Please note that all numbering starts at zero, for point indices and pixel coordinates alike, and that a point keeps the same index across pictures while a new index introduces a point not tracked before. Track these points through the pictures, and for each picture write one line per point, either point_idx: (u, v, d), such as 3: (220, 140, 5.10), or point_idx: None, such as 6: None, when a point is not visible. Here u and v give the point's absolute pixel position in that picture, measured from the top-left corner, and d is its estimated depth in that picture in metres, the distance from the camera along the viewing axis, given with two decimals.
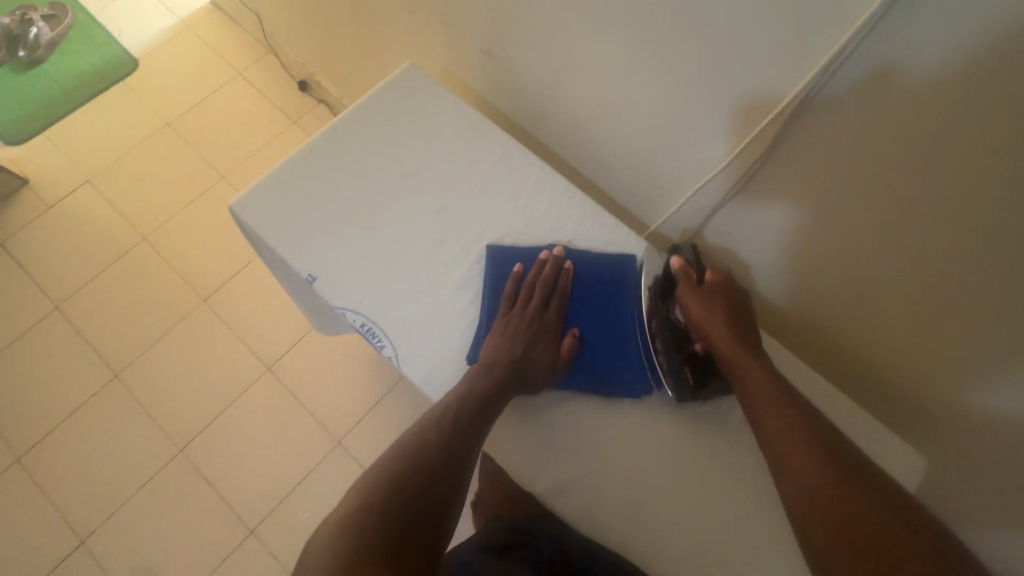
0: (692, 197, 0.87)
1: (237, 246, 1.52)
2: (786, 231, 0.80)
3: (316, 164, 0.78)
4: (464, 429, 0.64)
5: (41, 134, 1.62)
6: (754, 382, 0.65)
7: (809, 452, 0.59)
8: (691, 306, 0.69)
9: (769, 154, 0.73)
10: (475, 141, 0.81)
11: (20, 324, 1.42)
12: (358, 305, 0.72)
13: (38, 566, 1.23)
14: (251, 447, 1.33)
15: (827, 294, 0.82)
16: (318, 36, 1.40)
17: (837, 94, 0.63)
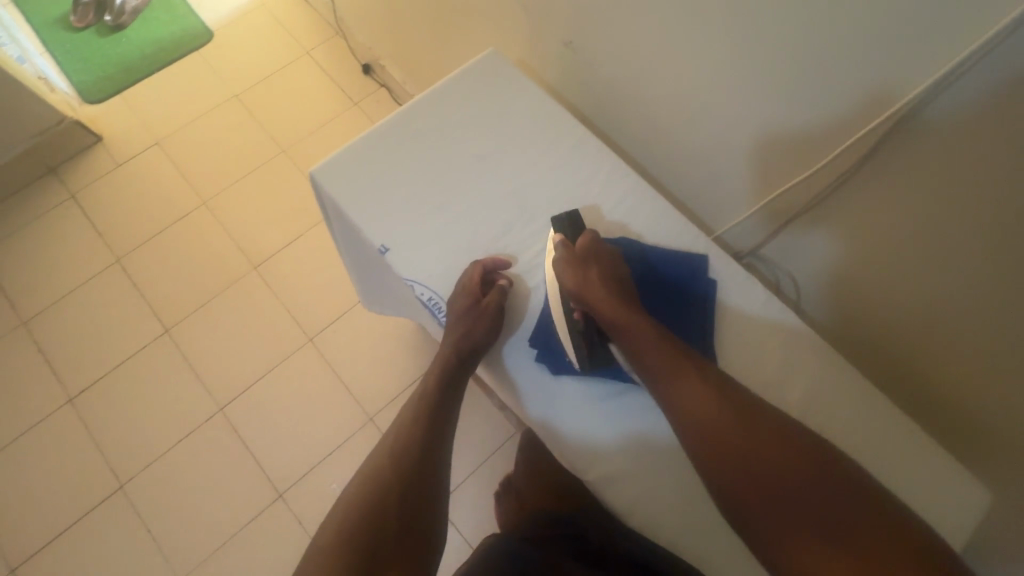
0: (760, 206, 0.86)
1: (291, 218, 1.56)
2: (859, 248, 0.78)
3: (396, 140, 0.80)
4: (429, 429, 0.70)
5: (118, 96, 1.70)
6: (634, 333, 0.68)
7: (699, 393, 0.63)
8: (569, 278, 0.71)
9: (858, 169, 0.71)
10: (550, 130, 0.82)
11: (84, 273, 1.50)
12: (428, 279, 0.74)
13: (79, 504, 1.29)
14: (286, 413, 1.37)
15: (897, 319, 0.79)
16: (391, 21, 1.44)
17: (942, 112, 0.60)
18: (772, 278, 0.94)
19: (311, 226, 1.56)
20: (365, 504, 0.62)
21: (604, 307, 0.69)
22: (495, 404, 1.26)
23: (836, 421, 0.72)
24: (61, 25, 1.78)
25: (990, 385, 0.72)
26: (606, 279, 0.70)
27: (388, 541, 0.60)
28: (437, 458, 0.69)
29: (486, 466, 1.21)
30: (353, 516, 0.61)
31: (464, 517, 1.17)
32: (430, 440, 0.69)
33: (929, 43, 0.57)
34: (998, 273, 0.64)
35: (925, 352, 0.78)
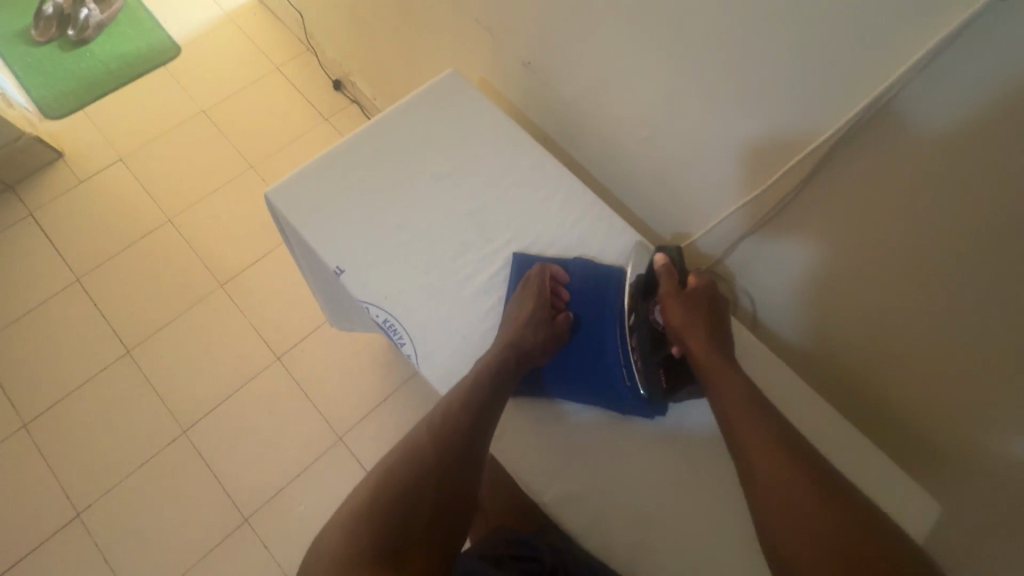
0: (716, 225, 0.88)
1: (260, 235, 1.54)
2: (806, 265, 0.80)
3: (353, 160, 0.80)
4: (468, 432, 0.63)
5: (80, 111, 1.67)
6: (722, 381, 0.64)
7: (761, 431, 0.59)
8: (672, 311, 0.69)
9: (803, 187, 0.73)
10: (509, 150, 0.83)
11: (42, 293, 1.45)
12: (383, 301, 0.73)
13: (32, 534, 1.23)
14: (252, 435, 1.34)
15: (848, 335, 0.81)
16: (360, 38, 1.45)
17: (880, 131, 0.62)
18: (728, 295, 0.96)
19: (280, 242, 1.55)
20: (393, 503, 0.55)
21: (693, 347, 0.67)
22: None
23: None
24: (22, 39, 1.74)
25: (938, 397, 0.74)
26: (711, 320, 0.68)
27: (418, 545, 0.54)
28: (476, 464, 0.62)
29: None
30: (378, 519, 0.54)
31: None
32: (469, 440, 0.63)
33: (866, 65, 0.59)
34: (937, 286, 0.66)
35: (877, 367, 0.80)
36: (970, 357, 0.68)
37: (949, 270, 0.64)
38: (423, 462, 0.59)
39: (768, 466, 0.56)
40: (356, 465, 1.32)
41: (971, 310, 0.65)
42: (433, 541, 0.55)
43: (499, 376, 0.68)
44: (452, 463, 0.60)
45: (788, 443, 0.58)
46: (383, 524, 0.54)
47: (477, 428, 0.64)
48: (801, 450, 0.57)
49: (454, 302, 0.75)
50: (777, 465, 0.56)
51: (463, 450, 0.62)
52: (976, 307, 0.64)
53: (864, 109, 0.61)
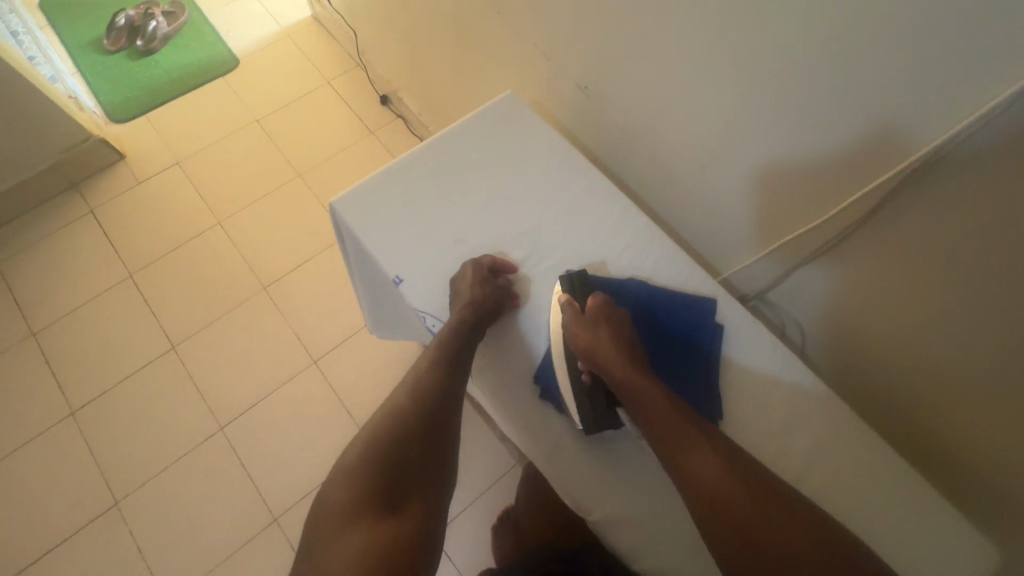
0: (766, 255, 0.88)
1: (303, 241, 1.59)
2: (859, 301, 0.79)
3: (413, 173, 0.82)
4: (442, 384, 0.71)
5: (142, 116, 1.76)
6: (643, 397, 0.66)
7: (700, 451, 0.61)
8: (577, 334, 0.71)
9: (864, 222, 0.72)
10: (565, 171, 0.85)
11: (96, 287, 1.52)
12: (439, 311, 0.75)
13: (72, 520, 1.27)
14: (286, 435, 1.37)
15: (900, 372, 0.79)
16: (412, 57, 1.51)
17: (943, 175, 0.62)
18: (775, 321, 0.95)
19: (322, 249, 1.59)
20: (379, 457, 0.65)
21: (608, 369, 0.68)
22: (495, 435, 1.26)
23: (840, 473, 0.72)
24: (94, 48, 1.86)
25: (993, 444, 0.72)
26: (614, 335, 0.70)
27: (408, 482, 0.64)
28: (451, 411, 0.71)
29: (483, 497, 1.20)
30: (368, 472, 0.64)
31: (458, 551, 1.15)
32: (443, 392, 0.70)
33: (937, 108, 0.59)
34: (1006, 336, 0.64)
35: (933, 408, 0.77)
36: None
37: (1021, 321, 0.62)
38: (401, 421, 0.68)
39: (712, 484, 0.59)
40: None
41: None
42: (422, 476, 0.65)
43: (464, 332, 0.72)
44: (429, 416, 0.69)
45: (727, 461, 0.61)
46: (374, 475, 0.64)
47: (450, 386, 0.71)
48: (730, 449, 0.62)
49: None
50: (718, 478, 0.59)
51: (436, 418, 0.69)
52: None
53: (934, 150, 0.60)
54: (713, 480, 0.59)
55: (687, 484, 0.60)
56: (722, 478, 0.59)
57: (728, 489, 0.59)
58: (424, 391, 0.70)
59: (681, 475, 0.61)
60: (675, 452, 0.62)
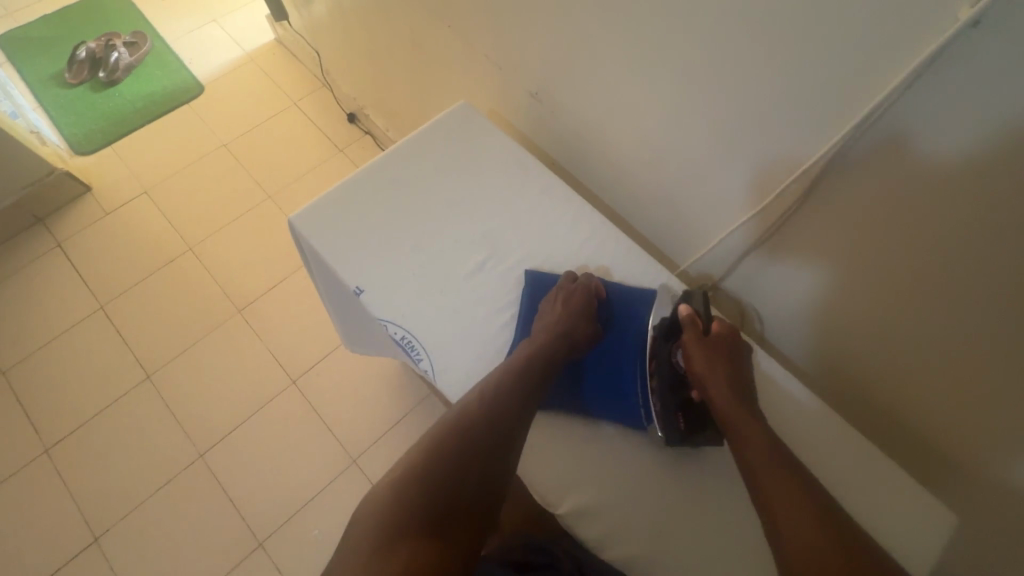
0: (719, 243, 0.90)
1: (277, 262, 1.59)
2: (808, 281, 0.82)
3: (370, 185, 0.83)
4: (512, 411, 0.65)
5: (107, 146, 1.75)
6: (742, 422, 0.64)
7: (788, 487, 0.57)
8: (693, 354, 0.70)
9: (803, 202, 0.75)
10: (519, 173, 0.86)
11: (66, 321, 1.50)
12: (401, 319, 0.75)
13: (50, 560, 1.24)
14: (268, 457, 1.36)
15: (853, 348, 0.82)
16: (375, 74, 1.53)
17: (867, 151, 0.65)
18: (736, 307, 0.97)
19: (295, 268, 1.59)
20: (433, 467, 0.58)
21: (716, 391, 0.67)
22: None
23: None
24: (56, 82, 1.85)
25: (941, 408, 0.75)
26: (731, 370, 0.69)
27: (457, 508, 0.56)
28: (514, 443, 0.63)
29: None
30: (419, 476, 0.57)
31: None
32: (510, 419, 0.64)
33: (854, 89, 0.61)
34: (941, 299, 0.67)
35: (883, 379, 0.81)
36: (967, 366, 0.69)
37: (949, 284, 0.65)
38: (463, 434, 0.61)
39: (778, 499, 0.57)
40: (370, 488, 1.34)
41: (970, 324, 0.66)
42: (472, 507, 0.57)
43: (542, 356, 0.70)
44: (492, 440, 0.62)
45: (822, 507, 0.56)
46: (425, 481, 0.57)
47: (519, 414, 0.65)
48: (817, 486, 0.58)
49: (472, 320, 0.76)
50: (784, 496, 0.57)
51: (498, 441, 0.62)
52: (973, 319, 0.65)
53: (855, 126, 0.63)
54: (783, 500, 0.57)
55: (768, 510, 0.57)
56: (809, 514, 0.55)
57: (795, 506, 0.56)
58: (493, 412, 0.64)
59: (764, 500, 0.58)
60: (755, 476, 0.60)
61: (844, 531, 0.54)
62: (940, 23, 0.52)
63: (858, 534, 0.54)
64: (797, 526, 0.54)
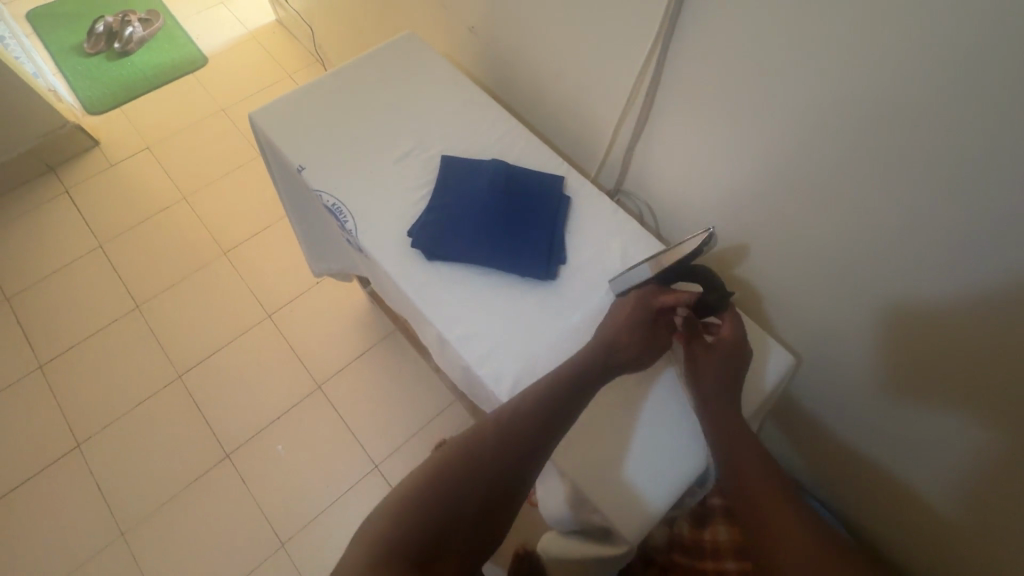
0: (617, 137, 0.95)
1: (262, 212, 1.73)
2: (693, 164, 0.86)
3: (320, 86, 0.93)
4: (532, 441, 0.63)
5: (117, 108, 1.92)
6: (734, 432, 0.67)
7: (773, 493, 0.63)
8: (703, 367, 0.70)
9: (664, 76, 0.81)
10: (450, 77, 0.95)
11: (68, 256, 1.64)
12: (334, 190, 0.83)
13: (36, 461, 1.36)
14: (239, 380, 1.47)
15: (735, 228, 0.86)
16: (357, 44, 1.69)
17: (702, 12, 0.70)
18: (637, 211, 1.02)
19: (278, 218, 1.73)
20: (439, 502, 0.57)
21: (714, 405, 0.69)
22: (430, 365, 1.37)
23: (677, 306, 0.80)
24: (75, 52, 2.03)
25: (809, 273, 0.80)
26: (729, 383, 0.70)
27: (456, 541, 0.57)
28: (527, 474, 0.62)
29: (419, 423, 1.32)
30: (426, 507, 0.57)
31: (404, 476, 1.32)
32: (527, 449, 0.63)
33: None
34: (792, 154, 0.71)
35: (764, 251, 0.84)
36: (821, 225, 0.74)
37: (789, 137, 0.70)
38: (476, 467, 0.60)
39: (762, 502, 0.62)
40: (332, 412, 1.44)
41: (817, 178, 0.70)
42: (471, 540, 0.57)
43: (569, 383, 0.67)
44: (505, 473, 0.61)
45: (801, 513, 0.62)
46: (429, 516, 0.56)
47: (539, 445, 0.63)
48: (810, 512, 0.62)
49: (396, 192, 0.83)
50: (768, 500, 0.62)
51: (510, 474, 0.61)
52: (815, 167, 0.70)
53: (687, 14, 0.72)
54: (768, 505, 0.62)
55: (751, 512, 0.63)
56: (792, 523, 0.61)
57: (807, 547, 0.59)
58: (511, 440, 0.63)
59: (749, 504, 0.63)
60: (740, 479, 0.65)
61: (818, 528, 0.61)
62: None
63: (827, 527, 0.61)
64: (778, 526, 0.60)
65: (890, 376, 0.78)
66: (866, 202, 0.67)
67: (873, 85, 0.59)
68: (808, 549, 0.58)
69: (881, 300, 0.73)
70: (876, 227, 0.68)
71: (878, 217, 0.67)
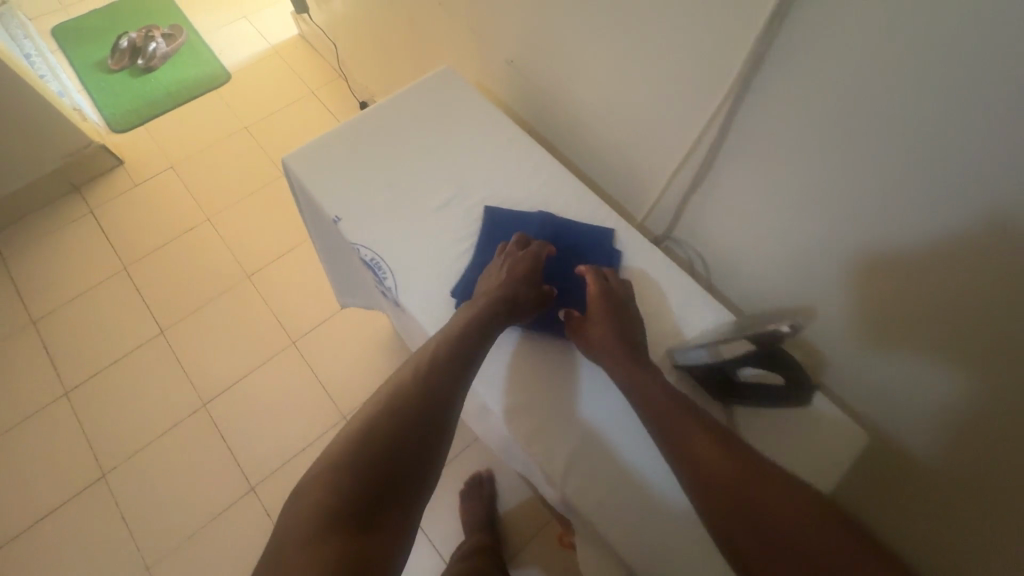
0: (670, 185, 0.90)
1: (285, 234, 1.70)
2: (756, 217, 0.81)
3: (354, 125, 0.89)
4: (444, 378, 0.64)
5: (140, 126, 1.91)
6: (636, 375, 0.68)
7: (701, 434, 0.62)
8: (593, 322, 0.73)
9: (733, 126, 0.75)
10: (493, 118, 0.90)
11: (94, 278, 1.63)
12: (372, 243, 0.79)
13: (63, 491, 1.35)
14: (265, 409, 1.45)
15: (799, 286, 0.81)
16: (384, 63, 1.65)
17: (783, 66, 0.65)
18: (686, 259, 0.98)
19: (302, 239, 1.70)
20: (361, 450, 0.55)
21: (608, 351, 0.71)
22: None
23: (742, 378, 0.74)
24: (99, 68, 2.02)
25: (881, 341, 0.74)
26: (618, 327, 0.72)
27: (387, 483, 0.54)
28: (446, 405, 0.62)
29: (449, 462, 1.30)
30: (348, 461, 0.55)
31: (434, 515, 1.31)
32: (441, 385, 0.63)
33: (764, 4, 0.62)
34: (878, 219, 0.66)
35: (828, 313, 0.79)
36: (905, 295, 0.68)
37: (874, 201, 0.65)
38: (394, 410, 0.60)
39: (692, 445, 0.62)
40: None
41: (905, 246, 0.65)
42: (402, 482, 0.55)
43: (473, 322, 0.69)
44: (423, 410, 0.61)
45: (727, 444, 0.61)
46: (356, 471, 0.54)
47: (453, 381, 0.64)
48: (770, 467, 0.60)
49: (438, 246, 0.79)
50: (696, 442, 0.62)
51: (431, 408, 0.61)
52: (905, 233, 0.64)
53: (758, 64, 0.67)
54: (693, 446, 0.62)
55: (685, 459, 0.61)
56: (723, 459, 0.60)
57: (783, 513, 0.55)
58: (424, 380, 0.64)
59: (682, 452, 0.62)
60: (658, 416, 0.65)
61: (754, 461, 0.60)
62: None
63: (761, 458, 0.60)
64: (712, 465, 0.60)
65: (973, 456, 0.72)
66: (964, 276, 0.61)
67: (985, 160, 0.54)
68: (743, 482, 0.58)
69: (955, 372, 0.68)
70: (971, 302, 0.62)
71: (968, 288, 0.62)
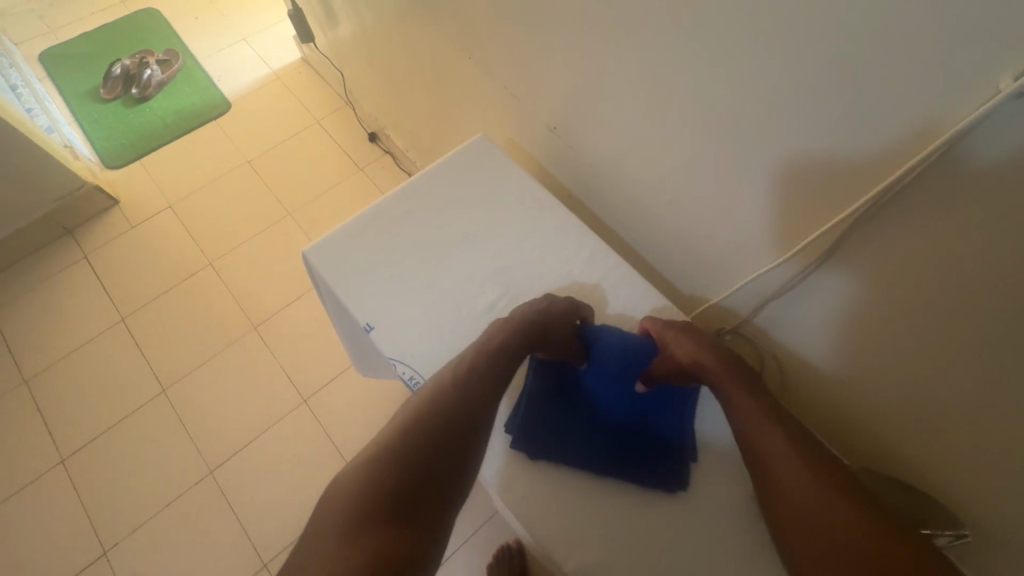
0: (746, 284, 0.82)
1: (293, 280, 1.61)
2: (844, 333, 0.73)
3: (387, 223, 0.88)
4: (475, 393, 0.68)
5: (136, 161, 1.80)
6: (730, 387, 0.69)
7: (776, 436, 0.64)
8: (674, 338, 0.75)
9: (842, 242, 0.65)
10: (534, 213, 0.90)
11: (89, 331, 1.53)
12: (408, 358, 0.78)
13: (59, 571, 1.25)
14: (276, 477, 1.35)
15: (889, 404, 0.72)
16: (397, 98, 1.55)
17: (926, 196, 0.55)
18: (756, 353, 0.90)
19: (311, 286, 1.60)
20: (395, 452, 0.61)
21: (700, 364, 0.72)
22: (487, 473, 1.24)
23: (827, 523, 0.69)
24: (91, 97, 1.91)
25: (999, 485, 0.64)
26: (705, 344, 0.73)
27: (418, 484, 0.59)
28: (476, 420, 0.66)
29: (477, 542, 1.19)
30: (384, 463, 0.60)
31: None
32: (473, 399, 0.67)
33: (915, 125, 0.52)
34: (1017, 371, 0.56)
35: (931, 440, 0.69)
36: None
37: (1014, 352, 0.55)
38: (427, 417, 0.65)
39: (764, 450, 0.64)
40: None
41: None
42: (433, 486, 0.60)
43: (508, 336, 0.73)
44: (455, 422, 0.65)
45: (803, 449, 0.63)
46: (390, 473, 0.59)
47: (483, 399, 0.68)
48: (848, 479, 0.60)
49: None
50: (767, 445, 0.64)
51: (463, 423, 0.65)
52: None
53: (883, 190, 0.57)
54: (767, 451, 0.64)
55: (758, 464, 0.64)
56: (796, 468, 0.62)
57: (842, 523, 0.57)
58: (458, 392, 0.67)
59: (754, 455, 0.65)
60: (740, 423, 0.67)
61: (831, 472, 0.61)
62: (979, 92, 0.46)
63: (840, 470, 0.61)
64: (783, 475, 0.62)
65: None
66: None
67: None
68: (811, 495, 0.59)
69: None
70: None
71: None
